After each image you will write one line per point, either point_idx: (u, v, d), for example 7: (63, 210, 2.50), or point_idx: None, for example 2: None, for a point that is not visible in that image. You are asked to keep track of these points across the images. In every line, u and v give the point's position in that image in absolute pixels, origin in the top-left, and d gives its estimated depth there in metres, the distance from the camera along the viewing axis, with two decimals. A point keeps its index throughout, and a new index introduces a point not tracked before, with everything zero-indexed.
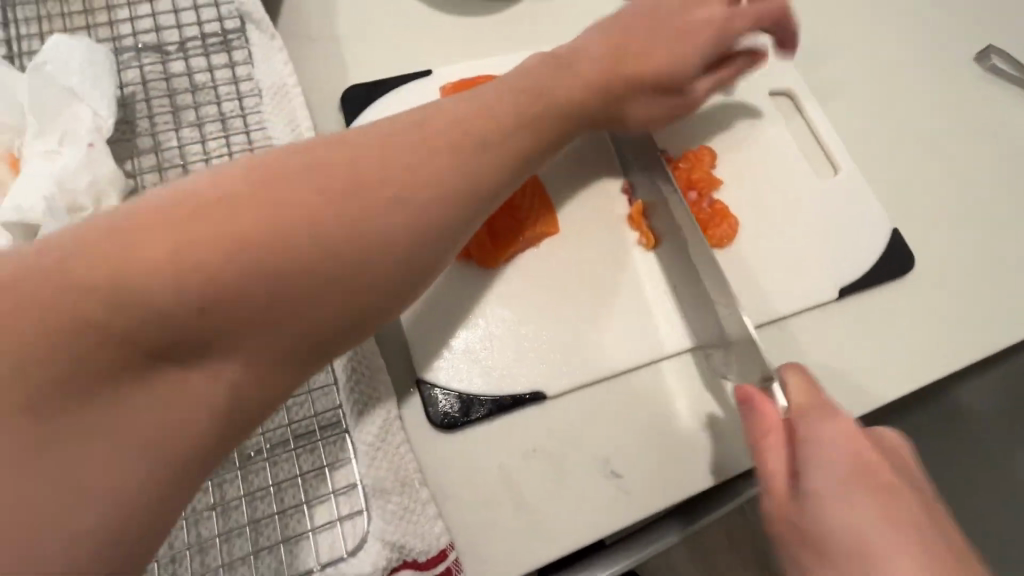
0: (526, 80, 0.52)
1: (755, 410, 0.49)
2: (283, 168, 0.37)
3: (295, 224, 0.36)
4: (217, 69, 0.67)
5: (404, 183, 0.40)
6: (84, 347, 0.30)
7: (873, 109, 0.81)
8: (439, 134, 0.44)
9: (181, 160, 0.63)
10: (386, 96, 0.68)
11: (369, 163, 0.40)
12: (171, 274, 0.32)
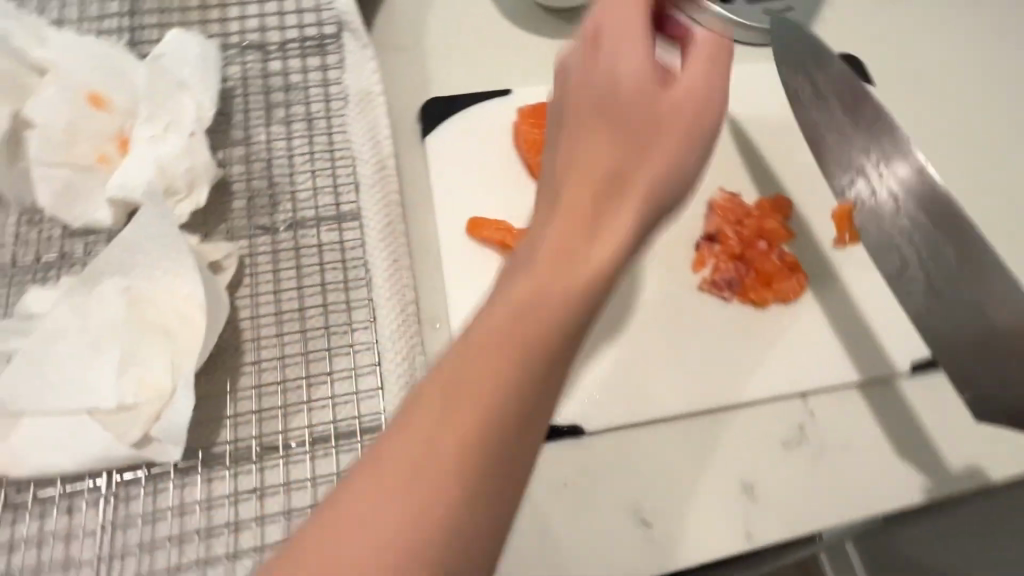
0: (599, 58, 0.39)
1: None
2: (516, 273, 0.33)
3: (502, 381, 0.30)
4: (309, 71, 0.71)
5: (583, 240, 0.33)
6: (451, 509, 0.29)
7: (969, 163, 0.75)
8: (609, 119, 0.37)
9: (267, 155, 0.67)
10: (464, 113, 0.70)
11: (586, 195, 0.34)
12: (484, 416, 0.30)
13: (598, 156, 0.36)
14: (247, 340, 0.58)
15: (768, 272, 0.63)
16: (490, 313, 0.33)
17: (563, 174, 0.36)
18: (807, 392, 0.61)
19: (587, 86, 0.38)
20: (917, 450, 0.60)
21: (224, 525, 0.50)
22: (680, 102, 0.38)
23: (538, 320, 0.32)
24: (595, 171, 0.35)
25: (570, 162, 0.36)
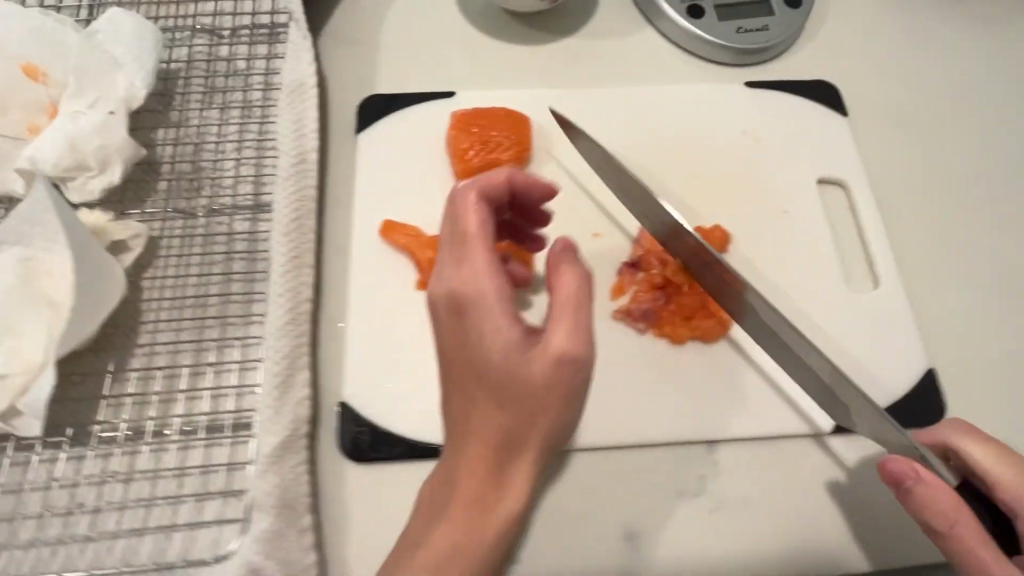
0: (464, 279, 0.43)
1: (921, 492, 0.45)
2: (456, 480, 0.41)
3: (439, 538, 0.41)
4: (255, 59, 0.70)
5: (499, 461, 0.41)
6: None
7: (947, 212, 0.69)
8: (507, 332, 0.41)
9: (198, 139, 0.67)
10: (400, 111, 0.68)
11: (502, 411, 0.41)
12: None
13: (484, 377, 0.41)
14: (142, 323, 0.58)
15: (687, 308, 0.59)
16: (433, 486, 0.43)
17: (462, 394, 0.42)
18: (714, 442, 0.57)
19: (458, 327, 0.43)
20: (829, 520, 0.55)
21: (84, 507, 0.51)
22: (551, 366, 0.40)
23: (457, 517, 0.40)
24: (505, 391, 0.41)
25: (479, 374, 0.42)
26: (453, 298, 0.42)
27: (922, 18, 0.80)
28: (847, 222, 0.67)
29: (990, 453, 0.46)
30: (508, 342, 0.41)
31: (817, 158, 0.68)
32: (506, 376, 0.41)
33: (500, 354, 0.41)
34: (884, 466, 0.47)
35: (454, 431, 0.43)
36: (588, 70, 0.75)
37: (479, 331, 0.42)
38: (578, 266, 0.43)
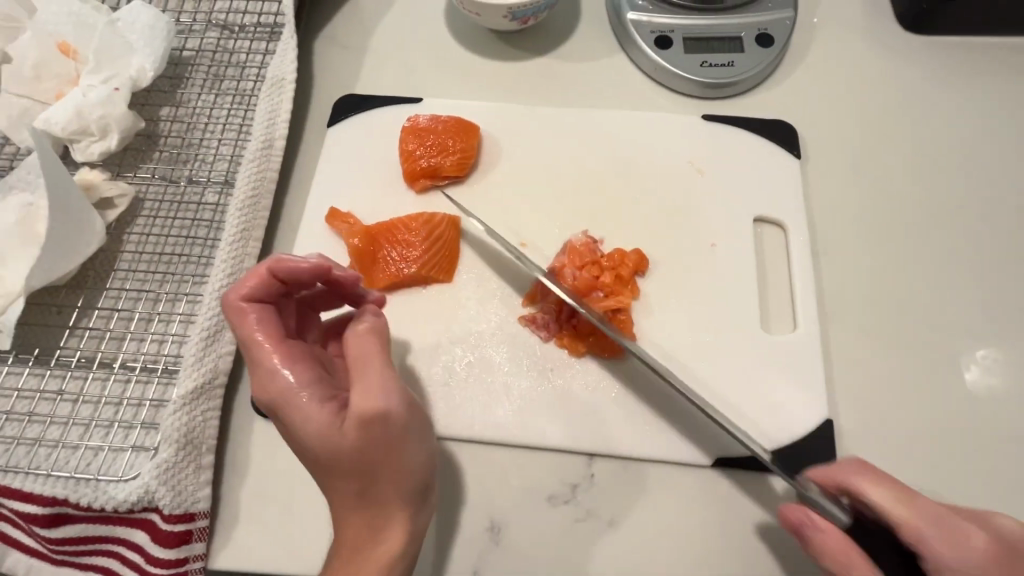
0: (264, 380, 0.44)
1: (816, 542, 0.47)
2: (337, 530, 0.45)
3: None
4: (254, 53, 0.79)
5: (363, 512, 0.44)
6: None
7: (886, 265, 0.68)
8: (322, 406, 0.43)
9: (193, 118, 0.75)
10: (369, 111, 0.74)
11: (338, 471, 0.43)
12: None
13: (329, 500, 0.44)
14: (114, 270, 0.67)
15: (588, 323, 0.61)
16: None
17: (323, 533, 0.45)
18: (595, 455, 0.59)
19: (296, 456, 0.45)
20: (694, 548, 0.55)
21: (31, 416, 0.59)
22: (363, 424, 0.43)
23: None
24: (334, 453, 0.43)
25: (309, 450, 0.44)
26: (282, 425, 0.44)
27: (905, 73, 0.79)
28: (778, 263, 0.67)
29: (889, 495, 0.45)
30: (329, 454, 0.43)
31: (757, 195, 0.69)
32: (328, 449, 0.43)
33: (315, 442, 0.43)
34: (788, 516, 0.50)
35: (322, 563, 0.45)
36: (554, 87, 0.79)
37: (302, 450, 0.44)
38: (373, 333, 0.47)
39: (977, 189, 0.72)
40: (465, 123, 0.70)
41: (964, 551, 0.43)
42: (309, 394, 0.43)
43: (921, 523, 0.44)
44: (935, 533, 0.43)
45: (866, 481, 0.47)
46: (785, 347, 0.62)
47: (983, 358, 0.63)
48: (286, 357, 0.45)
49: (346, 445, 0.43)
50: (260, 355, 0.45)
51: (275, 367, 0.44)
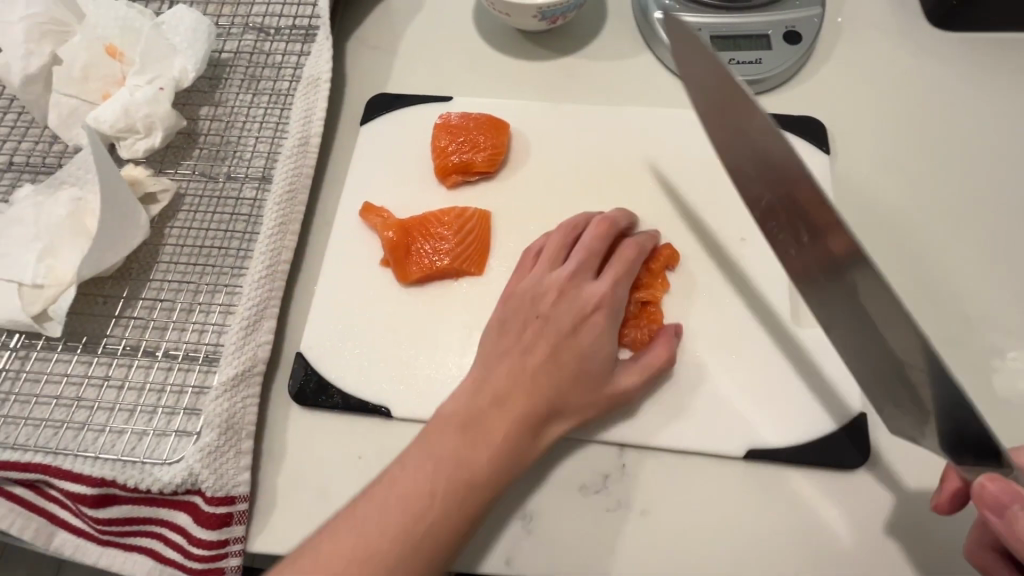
0: (592, 265, 0.60)
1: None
2: (528, 406, 0.53)
3: (473, 451, 0.51)
4: (289, 55, 0.81)
5: (552, 423, 0.55)
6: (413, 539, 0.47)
7: (918, 260, 0.68)
8: (614, 329, 0.58)
9: (231, 116, 0.78)
10: (400, 110, 0.76)
11: (582, 387, 0.55)
12: (478, 473, 0.50)
13: (516, 387, 0.54)
14: (157, 262, 0.69)
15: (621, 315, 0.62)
16: (411, 458, 0.51)
17: (480, 400, 0.54)
18: (626, 446, 0.59)
19: (518, 339, 0.57)
20: (728, 539, 0.55)
21: (79, 401, 0.61)
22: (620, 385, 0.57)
23: (484, 458, 0.51)
24: (595, 377, 0.56)
25: (580, 351, 0.56)
26: (535, 316, 0.58)
27: (933, 70, 0.79)
28: None
29: None
30: (566, 365, 0.55)
31: None
32: (597, 363, 0.56)
33: (599, 356, 0.56)
34: (991, 489, 0.41)
35: (451, 419, 0.53)
36: (582, 86, 0.80)
37: (539, 343, 0.56)
38: (670, 342, 0.59)
39: (1009, 185, 0.72)
40: (496, 120, 0.72)
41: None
42: (601, 321, 0.57)
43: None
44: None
45: None
46: (815, 341, 0.62)
47: (1019, 355, 0.63)
48: (616, 270, 0.60)
49: (580, 368, 0.56)
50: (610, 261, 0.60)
51: (613, 279, 0.59)
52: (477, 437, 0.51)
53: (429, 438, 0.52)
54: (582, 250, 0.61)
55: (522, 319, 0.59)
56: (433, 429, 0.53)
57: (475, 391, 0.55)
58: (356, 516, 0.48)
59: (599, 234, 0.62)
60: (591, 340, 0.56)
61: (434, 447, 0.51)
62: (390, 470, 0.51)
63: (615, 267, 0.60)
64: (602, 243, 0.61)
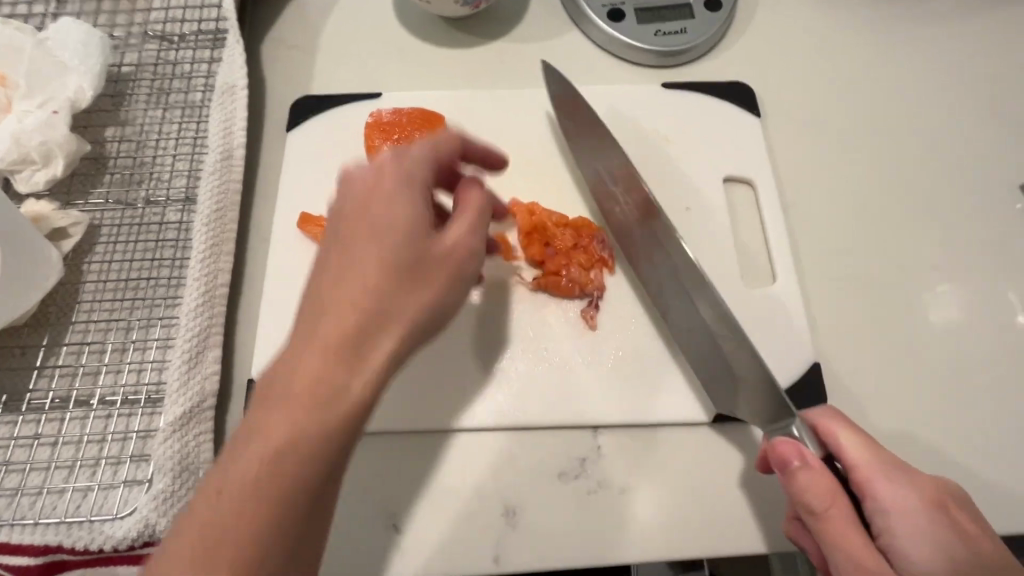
0: (378, 187, 0.44)
1: (803, 478, 0.45)
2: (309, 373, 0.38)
3: (258, 468, 0.36)
4: (198, 62, 0.75)
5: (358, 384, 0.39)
6: None
7: (850, 209, 0.71)
8: (411, 245, 0.42)
9: (142, 137, 0.72)
10: (328, 112, 0.73)
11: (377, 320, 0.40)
12: (261, 491, 0.36)
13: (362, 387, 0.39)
14: (78, 302, 0.63)
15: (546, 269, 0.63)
16: (222, 515, 0.36)
17: (301, 417, 0.37)
18: (598, 428, 0.60)
19: (341, 324, 0.39)
20: (709, 503, 0.57)
21: (4, 466, 0.56)
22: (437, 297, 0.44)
23: (261, 480, 0.36)
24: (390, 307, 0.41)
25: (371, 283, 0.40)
26: (357, 286, 0.40)
27: (843, 24, 0.82)
28: (752, 220, 0.68)
29: (858, 439, 0.46)
30: (371, 308, 0.40)
31: (725, 157, 0.70)
32: (407, 292, 0.42)
33: (410, 287, 0.42)
34: (777, 454, 0.47)
35: (259, 451, 0.37)
36: (513, 69, 0.78)
37: (345, 293, 0.40)
38: (482, 233, 0.47)
39: (921, 126, 0.76)
40: (428, 113, 0.69)
41: (901, 479, 0.45)
42: (470, 264, 0.46)
43: (869, 454, 0.46)
44: (880, 466, 0.45)
45: (847, 434, 0.47)
46: (767, 301, 0.64)
47: (947, 289, 0.67)
48: (421, 193, 0.45)
49: (447, 312, 0.45)
50: (393, 181, 0.44)
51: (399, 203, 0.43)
52: (260, 472, 0.36)
53: (241, 496, 0.36)
54: (411, 194, 0.44)
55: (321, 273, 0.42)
56: (238, 480, 0.36)
57: (284, 400, 0.37)
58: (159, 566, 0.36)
59: (391, 159, 0.45)
60: (461, 294, 0.46)
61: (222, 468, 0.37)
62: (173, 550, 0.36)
63: (405, 187, 0.44)
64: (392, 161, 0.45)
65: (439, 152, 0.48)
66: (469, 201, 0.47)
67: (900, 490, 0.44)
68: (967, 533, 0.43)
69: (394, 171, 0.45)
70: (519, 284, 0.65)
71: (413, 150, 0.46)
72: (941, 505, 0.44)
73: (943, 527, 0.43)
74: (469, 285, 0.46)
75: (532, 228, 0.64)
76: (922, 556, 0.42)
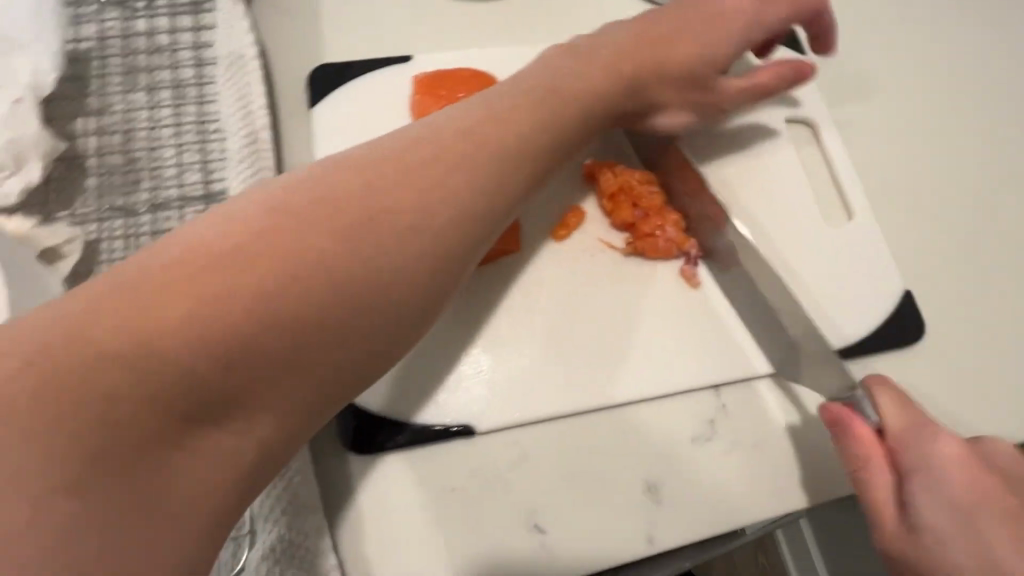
0: (710, 32, 0.56)
1: (846, 439, 0.48)
2: (444, 138, 0.42)
3: (381, 195, 0.37)
4: (179, 32, 0.62)
5: (465, 176, 0.42)
6: (250, 309, 0.31)
7: (896, 142, 0.73)
8: (671, 84, 0.55)
9: (126, 127, 0.58)
10: (356, 81, 0.63)
11: (504, 127, 0.45)
12: (368, 219, 0.36)
13: (401, 216, 0.38)
14: None
15: (639, 229, 0.59)
16: (228, 225, 0.33)
17: (340, 198, 0.36)
18: (720, 386, 0.58)
19: (428, 140, 0.42)
20: (837, 442, 0.57)
21: None
22: (657, 122, 0.58)
23: (381, 205, 0.37)
24: (517, 114, 0.47)
25: (528, 89, 0.49)
26: (592, 79, 0.52)
27: None
28: (817, 158, 0.68)
29: (892, 401, 0.48)
30: (585, 101, 0.51)
31: (785, 98, 0.69)
32: (645, 107, 0.56)
33: (664, 80, 0.55)
34: (823, 412, 0.50)
35: (287, 206, 0.35)
36: (549, 22, 0.72)
37: (618, 65, 0.54)
38: (733, 108, 0.59)
39: (939, 58, 0.79)
40: (480, 73, 0.62)
41: (933, 443, 0.45)
42: (710, 115, 0.59)
43: (901, 416, 0.47)
44: (911, 426, 0.46)
45: (915, 408, 0.47)
46: (855, 236, 0.63)
47: (989, 209, 0.71)
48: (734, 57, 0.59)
49: (557, 153, 0.49)
50: (721, 38, 0.56)
51: (704, 53, 0.56)
52: (380, 199, 0.37)
53: (239, 232, 0.33)
54: (735, 41, 0.56)
55: (637, 32, 0.56)
56: (270, 200, 0.35)
57: (333, 177, 0.37)
58: (251, 218, 0.34)
59: (736, 20, 0.57)
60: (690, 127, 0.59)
61: (350, 168, 0.38)
62: (284, 205, 0.35)
63: (717, 50, 0.56)
64: (742, 17, 0.57)
65: (772, 30, 0.58)
66: (763, 73, 0.58)
67: (923, 449, 0.45)
68: (990, 478, 0.44)
69: (728, 23, 0.57)
70: (611, 250, 0.60)
71: (763, 13, 0.57)
72: (973, 470, 0.43)
73: (961, 490, 0.43)
74: (703, 118, 0.58)
75: (618, 190, 0.60)
76: (934, 517, 0.43)
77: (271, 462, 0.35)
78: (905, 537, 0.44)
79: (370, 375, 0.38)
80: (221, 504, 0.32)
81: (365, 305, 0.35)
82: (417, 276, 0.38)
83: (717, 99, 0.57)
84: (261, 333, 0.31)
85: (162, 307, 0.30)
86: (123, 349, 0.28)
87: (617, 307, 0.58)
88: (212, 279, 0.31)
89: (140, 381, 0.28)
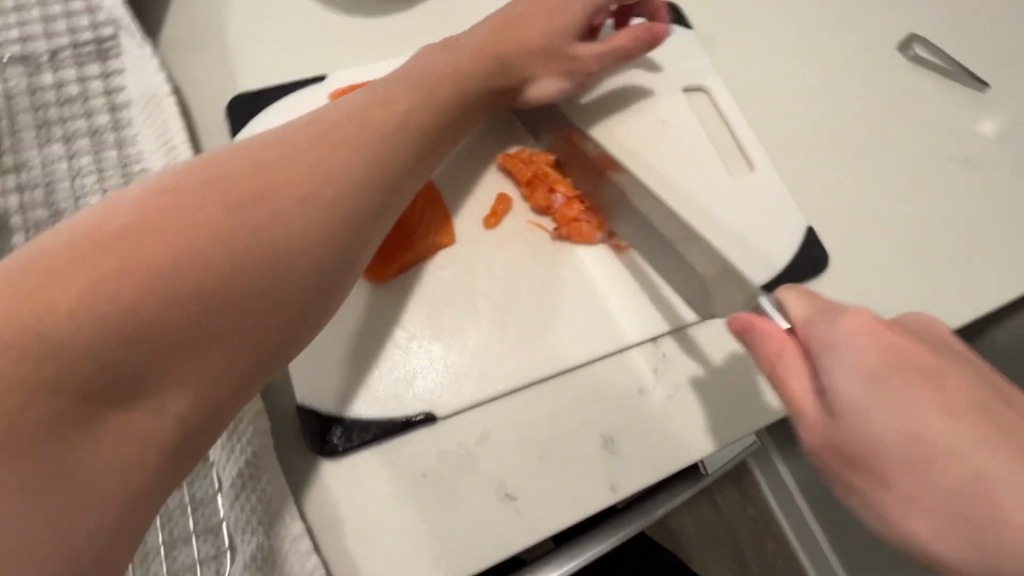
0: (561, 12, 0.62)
1: (759, 345, 0.43)
2: (325, 133, 0.45)
3: (253, 186, 0.40)
4: (87, 79, 0.62)
5: (341, 162, 0.44)
6: (132, 305, 0.32)
7: (787, 94, 0.80)
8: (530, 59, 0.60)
9: (46, 179, 0.58)
10: (274, 105, 0.65)
11: (381, 119, 0.49)
12: (242, 208, 0.38)
13: (286, 201, 0.40)
14: None
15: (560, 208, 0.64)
16: (101, 224, 0.34)
17: (215, 191, 0.38)
18: (656, 337, 0.62)
19: (304, 134, 0.44)
20: None
21: None
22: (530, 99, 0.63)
23: (251, 193, 0.39)
24: (397, 107, 0.50)
25: (410, 82, 0.53)
26: (459, 63, 0.57)
27: None
28: (715, 119, 0.74)
29: (799, 297, 0.43)
30: (456, 87, 0.56)
31: (677, 67, 0.75)
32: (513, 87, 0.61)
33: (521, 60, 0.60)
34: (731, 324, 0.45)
35: (178, 203, 0.37)
36: (453, 24, 0.75)
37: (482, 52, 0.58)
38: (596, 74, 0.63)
39: (814, 13, 0.87)
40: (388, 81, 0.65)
41: (836, 316, 0.39)
42: (573, 84, 0.63)
43: (808, 309, 0.42)
44: (816, 313, 0.41)
45: (826, 302, 0.43)
46: (757, 185, 0.70)
47: (876, 140, 0.79)
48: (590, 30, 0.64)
49: (436, 137, 0.53)
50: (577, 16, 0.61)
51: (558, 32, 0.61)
52: (254, 188, 0.39)
53: (131, 222, 0.35)
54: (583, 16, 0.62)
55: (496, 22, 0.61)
56: (146, 199, 0.36)
57: (221, 172, 0.39)
58: (127, 216, 0.35)
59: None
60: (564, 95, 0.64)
61: (223, 163, 0.40)
62: (156, 201, 0.36)
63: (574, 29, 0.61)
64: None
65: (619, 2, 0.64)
66: (617, 41, 0.63)
67: (828, 322, 0.39)
68: (986, 411, 0.32)
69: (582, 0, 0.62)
70: (539, 231, 0.64)
71: None
72: (886, 342, 0.36)
73: (864, 352, 0.36)
74: (575, 85, 0.63)
75: (533, 176, 0.64)
76: (860, 421, 0.34)
77: (195, 446, 0.37)
78: (830, 423, 0.36)
79: (258, 356, 0.39)
80: (146, 486, 0.34)
81: (243, 290, 0.37)
82: (297, 261, 0.40)
83: (576, 69, 0.62)
84: (143, 323, 0.33)
85: (39, 308, 0.30)
86: (20, 348, 0.29)
87: (554, 282, 0.62)
88: (85, 274, 0.32)
89: (29, 384, 0.29)
